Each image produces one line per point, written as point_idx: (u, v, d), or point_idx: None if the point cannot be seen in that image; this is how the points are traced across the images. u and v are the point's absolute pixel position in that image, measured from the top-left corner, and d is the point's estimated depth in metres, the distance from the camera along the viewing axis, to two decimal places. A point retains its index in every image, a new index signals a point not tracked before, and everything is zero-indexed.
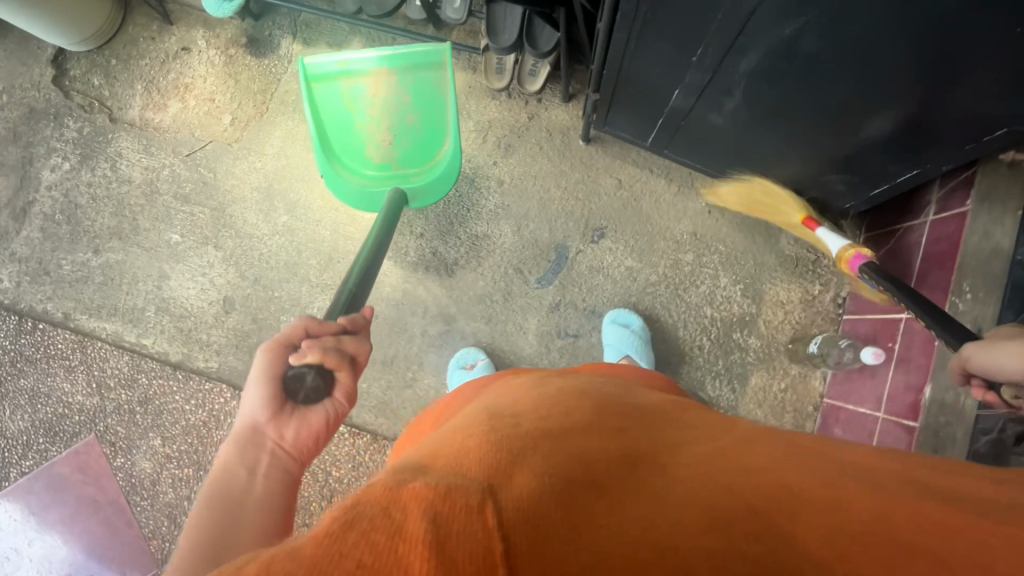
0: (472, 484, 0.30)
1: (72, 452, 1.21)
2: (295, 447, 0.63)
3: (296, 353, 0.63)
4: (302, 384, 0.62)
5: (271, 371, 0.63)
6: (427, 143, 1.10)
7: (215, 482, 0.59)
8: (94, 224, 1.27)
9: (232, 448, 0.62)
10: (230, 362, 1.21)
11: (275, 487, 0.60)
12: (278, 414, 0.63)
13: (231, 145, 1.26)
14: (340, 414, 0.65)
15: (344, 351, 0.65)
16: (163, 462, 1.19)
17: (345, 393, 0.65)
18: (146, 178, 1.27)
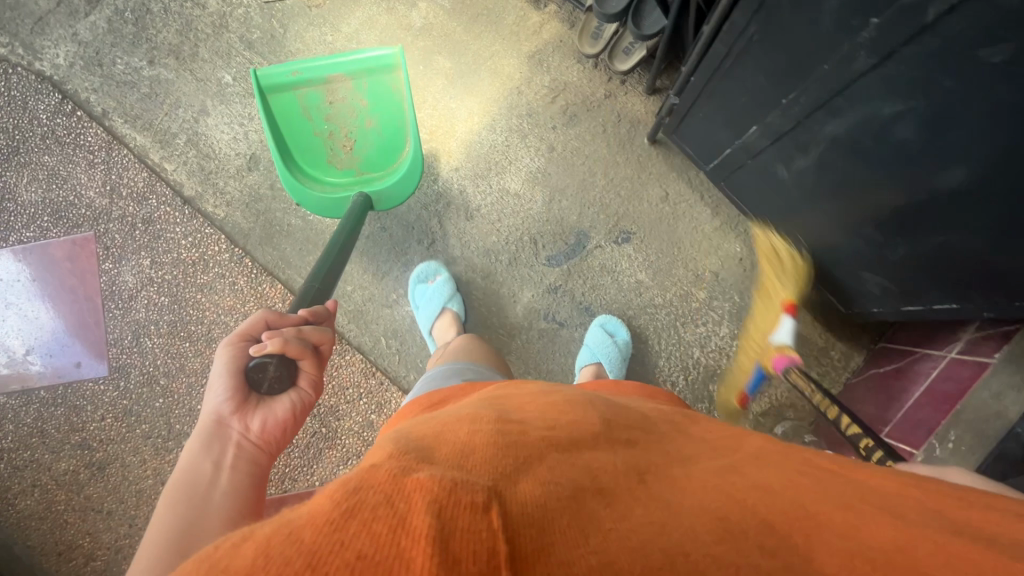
0: (474, 486, 0.29)
1: (68, 240, 1.25)
2: (260, 439, 0.73)
3: (257, 344, 0.73)
4: (268, 375, 0.74)
5: (235, 368, 0.74)
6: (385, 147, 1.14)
7: (187, 470, 0.67)
8: (157, 35, 1.27)
9: (199, 441, 0.70)
10: (235, 217, 1.23)
11: (244, 475, 0.68)
12: (243, 407, 0.73)
13: (310, 8, 1.23)
14: (303, 404, 0.77)
15: (306, 340, 0.79)
16: (145, 282, 1.23)
17: (309, 382, 0.78)
18: (220, 10, 1.26)
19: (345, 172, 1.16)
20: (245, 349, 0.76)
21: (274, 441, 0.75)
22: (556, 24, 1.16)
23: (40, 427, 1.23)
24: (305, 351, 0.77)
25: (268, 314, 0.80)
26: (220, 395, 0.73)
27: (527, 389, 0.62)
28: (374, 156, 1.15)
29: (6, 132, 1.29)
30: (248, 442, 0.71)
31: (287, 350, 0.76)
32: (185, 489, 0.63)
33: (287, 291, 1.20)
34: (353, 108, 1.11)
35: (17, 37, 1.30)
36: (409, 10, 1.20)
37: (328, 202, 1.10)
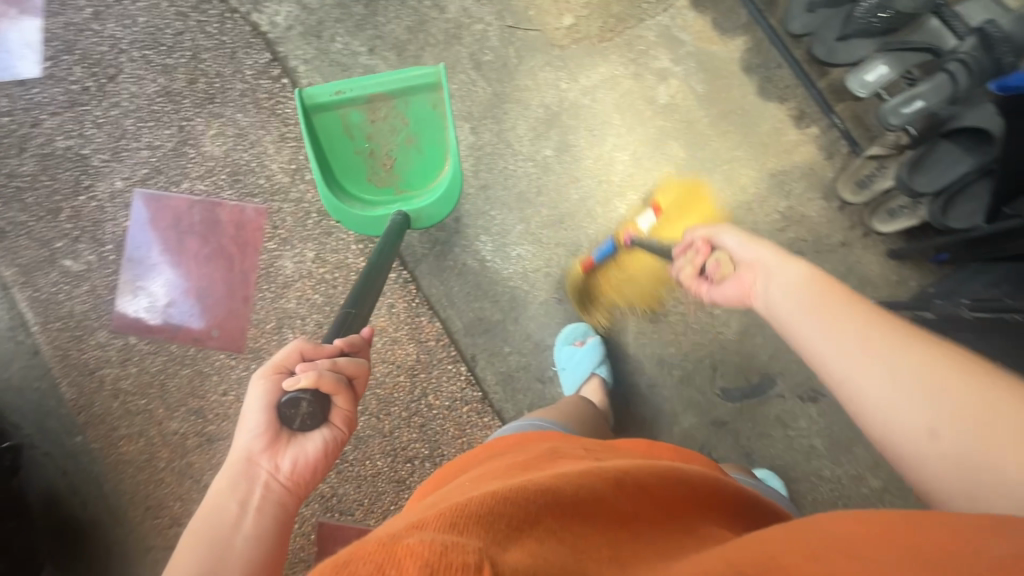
0: (467, 547, 0.30)
1: (239, 208, 1.21)
2: (290, 479, 0.70)
3: (291, 380, 0.68)
4: (300, 412, 0.68)
5: (269, 403, 0.70)
6: (426, 164, 1.10)
7: (211, 511, 0.66)
8: (385, 25, 1.20)
9: (227, 477, 0.69)
10: (411, 237, 1.17)
11: (266, 521, 0.67)
12: (275, 445, 0.70)
13: (553, 48, 1.15)
14: (336, 441, 0.73)
15: (341, 374, 0.71)
16: (304, 274, 1.19)
17: (341, 419, 0.72)
18: (459, 18, 1.17)
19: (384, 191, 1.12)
20: (277, 383, 0.71)
21: (303, 480, 0.72)
22: (812, 149, 1.06)
23: (161, 380, 1.22)
24: (340, 386, 0.70)
25: (303, 345, 0.72)
26: (252, 430, 0.70)
27: (545, 452, 0.62)
28: (413, 174, 1.11)
29: (206, 76, 1.24)
30: (277, 484, 0.69)
31: (321, 386, 0.69)
32: (209, 535, 0.64)
33: (443, 331, 1.15)
34: (393, 126, 1.08)
35: None
36: (658, 83, 1.11)
37: (366, 220, 1.07)
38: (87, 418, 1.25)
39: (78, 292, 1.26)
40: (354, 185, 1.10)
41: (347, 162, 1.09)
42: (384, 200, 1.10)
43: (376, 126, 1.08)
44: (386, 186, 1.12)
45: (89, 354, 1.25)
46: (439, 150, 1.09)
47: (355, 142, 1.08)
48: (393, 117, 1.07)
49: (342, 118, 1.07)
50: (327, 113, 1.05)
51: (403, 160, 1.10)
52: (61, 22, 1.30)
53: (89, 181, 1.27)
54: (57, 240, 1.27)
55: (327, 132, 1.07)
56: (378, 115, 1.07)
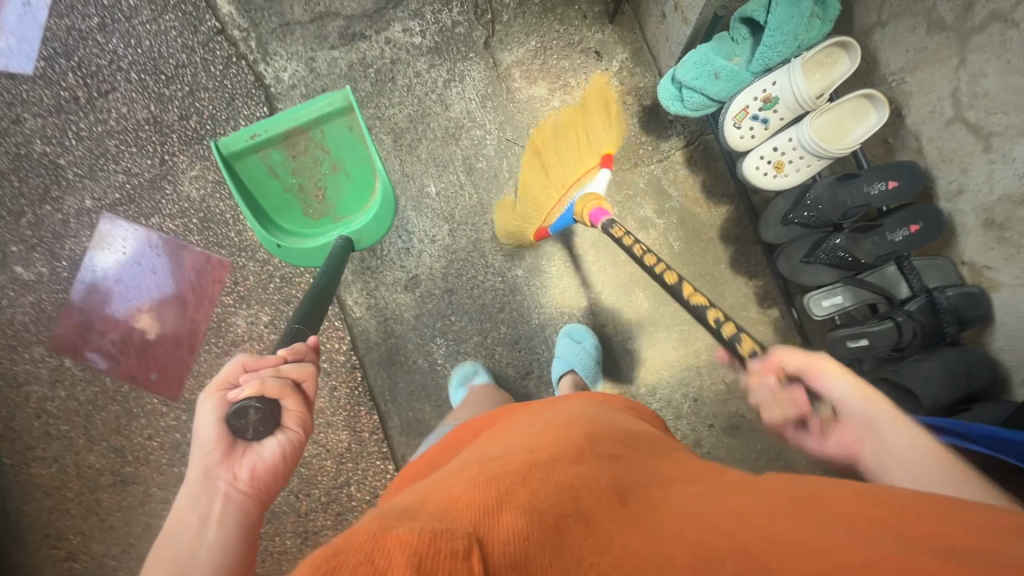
0: (455, 534, 0.33)
1: (204, 256, 1.20)
2: (250, 485, 0.71)
3: (236, 390, 0.70)
4: (250, 421, 0.69)
5: (220, 418, 0.71)
6: (356, 187, 1.14)
7: (174, 529, 0.67)
8: (388, 108, 1.19)
9: (189, 493, 0.69)
10: (367, 324, 1.17)
11: (229, 530, 0.67)
12: (231, 456, 0.71)
13: None
14: (293, 444, 0.74)
15: (286, 378, 0.74)
16: (254, 336, 1.18)
17: (297, 421, 0.74)
18: (460, 119, 1.18)
19: (320, 220, 1.15)
20: (224, 398, 0.72)
21: (265, 485, 0.73)
22: (769, 330, 1.09)
23: (88, 410, 1.20)
24: (287, 389, 0.73)
25: (246, 359, 0.74)
26: (206, 446, 0.70)
27: (523, 420, 0.67)
28: (346, 197, 1.16)
29: (199, 115, 1.23)
30: (235, 492, 0.69)
31: (265, 391, 0.71)
32: (172, 553, 0.64)
33: (379, 425, 1.15)
34: (316, 158, 1.11)
35: (257, 30, 1.23)
36: (637, 231, 1.13)
37: (313, 251, 1.08)
38: (4, 431, 1.22)
39: (23, 302, 1.23)
40: (291, 220, 1.13)
41: (279, 199, 1.11)
42: (324, 229, 1.14)
43: (300, 160, 1.10)
44: (324, 214, 1.16)
45: (20, 366, 1.22)
46: (365, 171, 1.13)
47: (282, 180, 1.11)
48: (314, 148, 1.10)
49: (265, 160, 1.08)
50: (248, 159, 1.06)
51: (334, 187, 1.15)
52: (64, 25, 1.27)
53: (59, 190, 1.24)
54: (13, 243, 1.24)
55: (254, 177, 1.08)
56: (299, 149, 1.09)
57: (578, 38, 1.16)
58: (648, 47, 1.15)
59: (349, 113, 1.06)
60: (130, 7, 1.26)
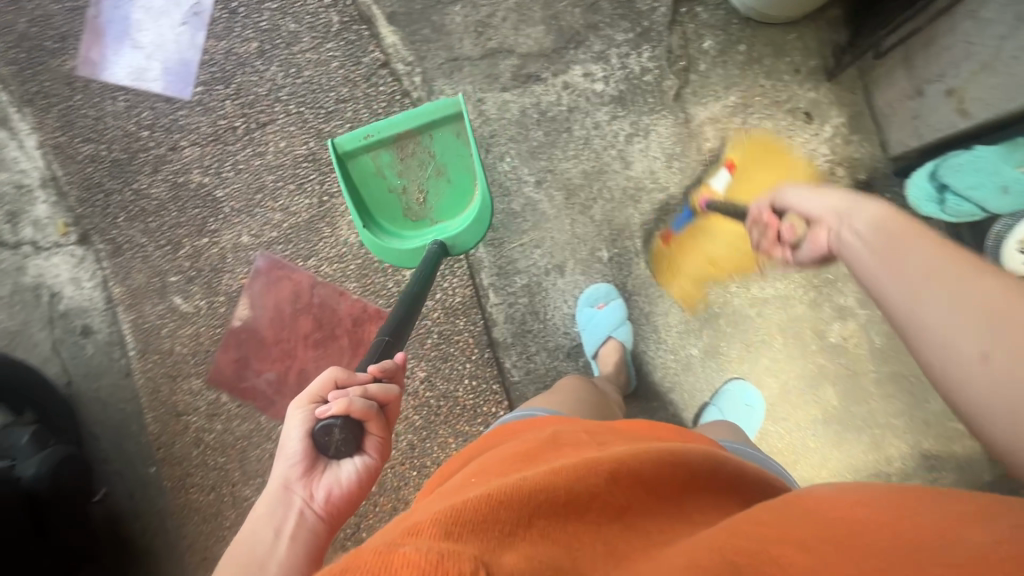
0: (462, 555, 0.30)
1: (361, 304, 1.17)
2: (325, 508, 0.66)
3: (322, 408, 0.65)
4: (334, 441, 0.65)
5: (307, 432, 0.67)
6: (458, 193, 1.03)
7: (246, 539, 0.63)
8: (562, 161, 1.10)
9: (264, 505, 0.66)
10: (526, 389, 1.11)
11: (298, 552, 0.63)
12: (312, 472, 0.67)
13: (733, 245, 1.06)
14: (369, 469, 0.69)
15: (372, 399, 0.68)
16: (408, 391, 1.14)
17: (375, 446, 0.68)
18: (641, 179, 1.08)
19: (419, 226, 1.04)
20: (311, 413, 0.67)
21: (340, 510, 0.68)
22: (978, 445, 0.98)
23: (244, 445, 1.22)
24: (372, 413, 0.67)
25: (338, 372, 0.69)
26: (288, 459, 0.66)
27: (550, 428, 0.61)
28: (446, 204, 1.04)
29: None
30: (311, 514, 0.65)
31: (353, 413, 0.66)
32: (243, 564, 0.61)
33: None
34: (421, 161, 1.02)
35: (422, 64, 1.14)
36: (834, 320, 1.03)
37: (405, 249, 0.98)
38: (164, 456, 1.25)
39: (181, 333, 1.24)
40: (389, 225, 1.04)
41: (382, 202, 1.03)
42: (420, 234, 1.03)
43: (408, 164, 1.02)
44: (423, 220, 1.04)
45: (179, 396, 1.24)
46: (468, 179, 1.02)
47: (388, 182, 1.02)
48: (421, 152, 1.02)
49: (374, 163, 1.02)
50: (361, 160, 1.02)
51: (435, 192, 1.03)
52: (223, 48, 1.22)
53: (215, 221, 1.22)
54: (172, 274, 1.24)
55: (360, 181, 1.02)
56: (408, 153, 1.02)
57: (786, 95, 1.03)
58: (871, 112, 1.01)
59: (458, 120, 1.00)
60: (290, 32, 1.19)
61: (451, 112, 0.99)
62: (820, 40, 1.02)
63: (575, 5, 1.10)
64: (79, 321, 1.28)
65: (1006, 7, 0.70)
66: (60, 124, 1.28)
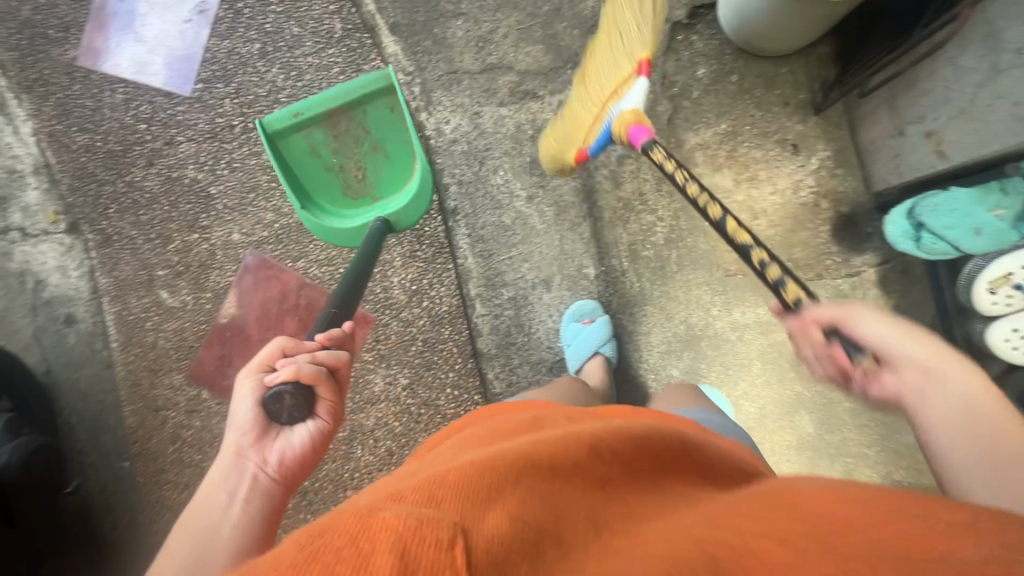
0: (442, 520, 0.30)
1: None
2: (280, 472, 0.67)
3: (271, 376, 0.66)
4: (284, 408, 0.65)
5: (257, 399, 0.67)
6: (397, 169, 1.07)
7: (200, 504, 0.65)
8: (554, 178, 1.12)
9: (217, 472, 0.66)
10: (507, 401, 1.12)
11: (254, 513, 0.64)
12: (266, 438, 0.68)
13: (718, 269, 1.08)
14: (323, 432, 0.70)
15: (322, 365, 0.69)
16: (390, 397, 1.14)
17: (328, 412, 0.69)
18: (631, 200, 1.10)
19: (360, 203, 1.08)
20: (260, 381, 0.68)
21: (295, 473, 0.69)
22: None
23: (221, 444, 1.21)
24: (322, 378, 0.67)
25: (286, 341, 0.70)
26: (240, 426, 0.67)
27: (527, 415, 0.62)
28: (386, 177, 1.08)
29: None
30: (264, 479, 0.66)
31: (302, 379, 0.66)
32: (199, 528, 0.62)
33: None
34: (356, 137, 1.04)
35: (422, 75, 1.16)
36: None
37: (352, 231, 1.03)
38: (139, 450, 1.24)
39: (166, 328, 1.24)
40: (329, 205, 1.06)
41: (321, 180, 1.05)
42: (363, 211, 1.07)
43: (342, 141, 1.03)
44: (363, 196, 1.08)
45: (159, 391, 1.24)
46: (406, 154, 1.06)
47: (325, 160, 1.04)
48: (356, 128, 1.03)
49: (307, 140, 1.03)
50: (293, 138, 1.02)
51: (374, 166, 1.07)
52: (226, 47, 1.23)
53: (206, 218, 1.22)
54: (160, 267, 1.24)
55: (294, 160, 1.03)
56: (340, 129, 1.03)
57: (774, 126, 1.06)
58: (856, 147, 1.03)
59: (391, 95, 1.00)
60: (294, 36, 1.21)
61: (382, 86, 1.00)
62: (809, 75, 1.05)
63: (574, 26, 1.12)
64: (63, 309, 1.28)
65: (982, 57, 0.73)
66: (57, 112, 1.29)
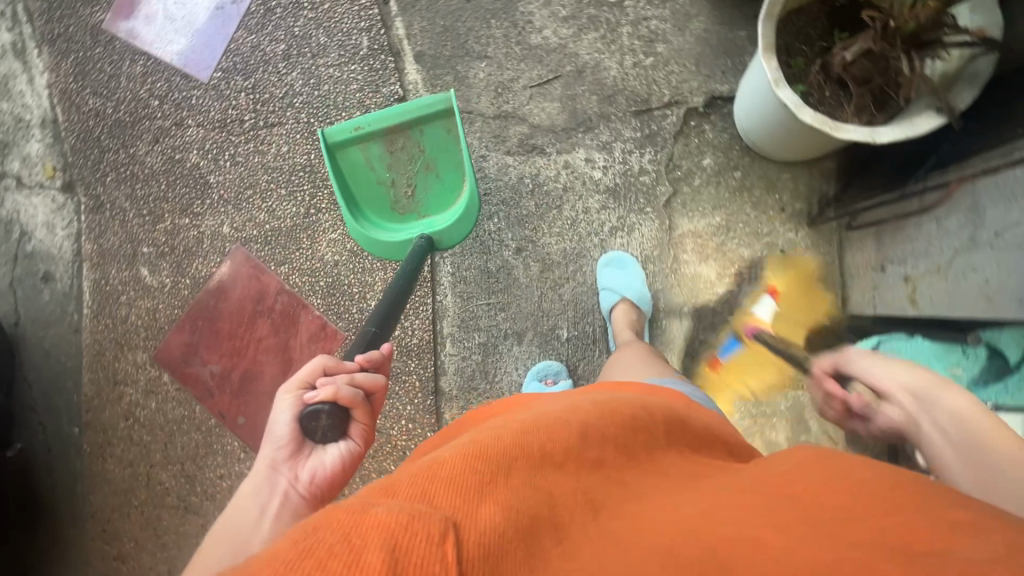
0: (432, 515, 0.31)
1: (321, 321, 1.19)
2: (311, 491, 0.64)
3: (310, 395, 0.64)
4: (320, 427, 0.63)
5: (294, 416, 0.65)
6: (447, 188, 1.04)
7: (231, 518, 0.61)
8: (545, 235, 1.13)
9: (249, 487, 0.63)
10: None
11: (283, 531, 0.61)
12: (300, 456, 0.65)
13: (686, 357, 1.08)
14: (354, 455, 0.68)
15: (360, 387, 0.67)
16: None
17: (362, 434, 0.67)
18: None
19: (406, 220, 1.05)
20: (300, 396, 0.66)
21: (325, 495, 0.66)
22: None
23: (172, 429, 1.22)
24: (358, 401, 0.66)
25: (327, 359, 0.68)
26: (277, 440, 0.65)
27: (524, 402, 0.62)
28: (434, 196, 1.05)
29: None
30: (295, 496, 0.63)
31: (342, 402, 0.64)
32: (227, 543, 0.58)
33: None
34: (410, 155, 1.03)
35: None
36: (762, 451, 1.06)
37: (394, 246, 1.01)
38: (91, 419, 1.24)
39: (139, 304, 1.24)
40: (376, 216, 1.05)
41: (370, 194, 1.04)
42: (407, 228, 1.04)
43: (397, 157, 1.03)
44: (409, 214, 1.05)
45: (121, 365, 1.24)
46: (456, 176, 1.04)
47: (376, 174, 1.04)
48: (411, 146, 1.03)
49: (363, 154, 1.04)
50: (349, 151, 1.03)
51: (424, 185, 1.04)
52: (252, 41, 1.24)
53: (200, 205, 1.23)
54: (145, 245, 1.24)
55: (348, 171, 1.03)
56: (396, 146, 1.03)
57: (766, 229, 1.07)
58: (840, 265, 1.05)
59: (448, 118, 1.01)
60: (319, 44, 1.21)
61: (441, 108, 1.01)
62: (810, 186, 1.06)
63: (593, 91, 1.13)
64: (43, 266, 1.28)
65: (964, 224, 0.75)
66: (74, 71, 1.29)
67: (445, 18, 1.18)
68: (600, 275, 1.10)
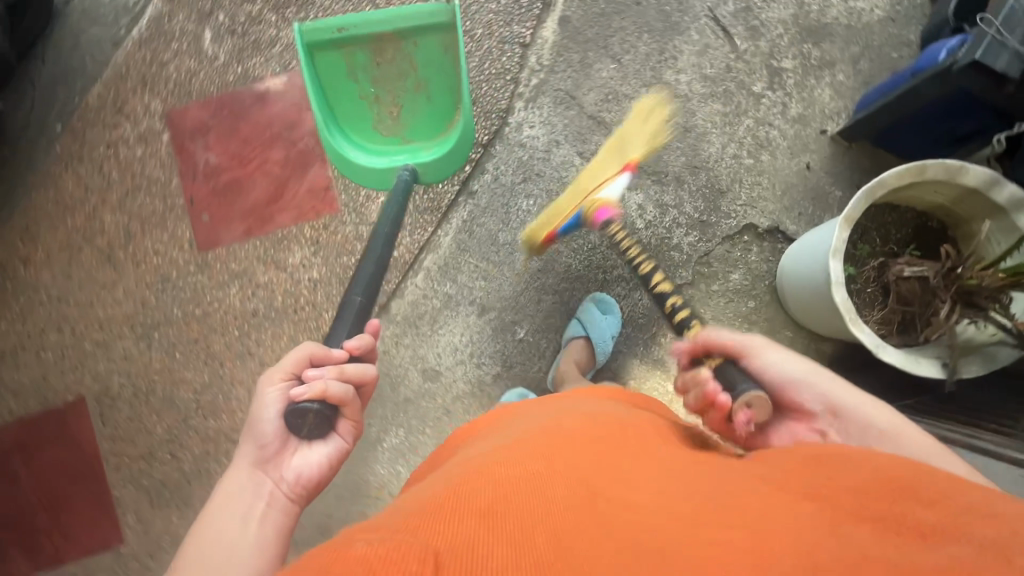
0: (413, 549, 0.34)
1: (329, 184, 1.19)
2: (296, 489, 0.69)
3: (297, 390, 0.66)
4: (308, 423, 0.67)
5: (282, 411, 0.68)
6: (435, 115, 1.04)
7: (209, 522, 0.65)
8: (562, 243, 1.14)
9: (233, 485, 0.68)
10: None
11: (270, 530, 0.65)
12: (284, 455, 0.69)
13: None
14: (339, 453, 0.73)
15: (349, 383, 0.70)
16: (297, 276, 1.18)
17: (350, 429, 0.73)
18: None
19: (391, 142, 1.06)
20: (288, 389, 0.69)
21: (309, 491, 0.71)
22: None
23: (142, 183, 1.20)
24: (347, 398, 0.69)
25: (314, 350, 0.71)
26: (263, 438, 0.68)
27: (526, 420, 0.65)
28: (422, 121, 1.06)
29: None
30: (281, 495, 0.68)
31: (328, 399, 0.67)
32: (212, 546, 0.61)
33: None
34: (399, 70, 1.02)
35: (547, 77, 1.17)
36: None
37: (377, 172, 1.02)
38: (75, 127, 1.22)
39: (184, 59, 1.22)
40: (358, 138, 1.05)
41: (354, 108, 1.03)
42: (391, 150, 1.05)
43: (384, 69, 1.01)
44: (393, 135, 1.06)
45: (133, 99, 1.22)
46: (449, 101, 1.03)
47: (361, 87, 1.02)
48: (403, 61, 1.01)
49: (349, 59, 1.00)
50: (332, 53, 0.98)
51: (412, 107, 1.05)
52: None
53: (294, 12, 1.21)
54: (222, 12, 1.22)
55: (326, 75, 0.99)
56: (384, 57, 1.00)
57: None
58: None
59: (448, 31, 0.97)
60: None
61: (441, 20, 0.96)
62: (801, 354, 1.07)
63: (684, 154, 1.14)
64: None
65: None
66: None
67: (607, 5, 1.17)
68: (584, 311, 1.09)
